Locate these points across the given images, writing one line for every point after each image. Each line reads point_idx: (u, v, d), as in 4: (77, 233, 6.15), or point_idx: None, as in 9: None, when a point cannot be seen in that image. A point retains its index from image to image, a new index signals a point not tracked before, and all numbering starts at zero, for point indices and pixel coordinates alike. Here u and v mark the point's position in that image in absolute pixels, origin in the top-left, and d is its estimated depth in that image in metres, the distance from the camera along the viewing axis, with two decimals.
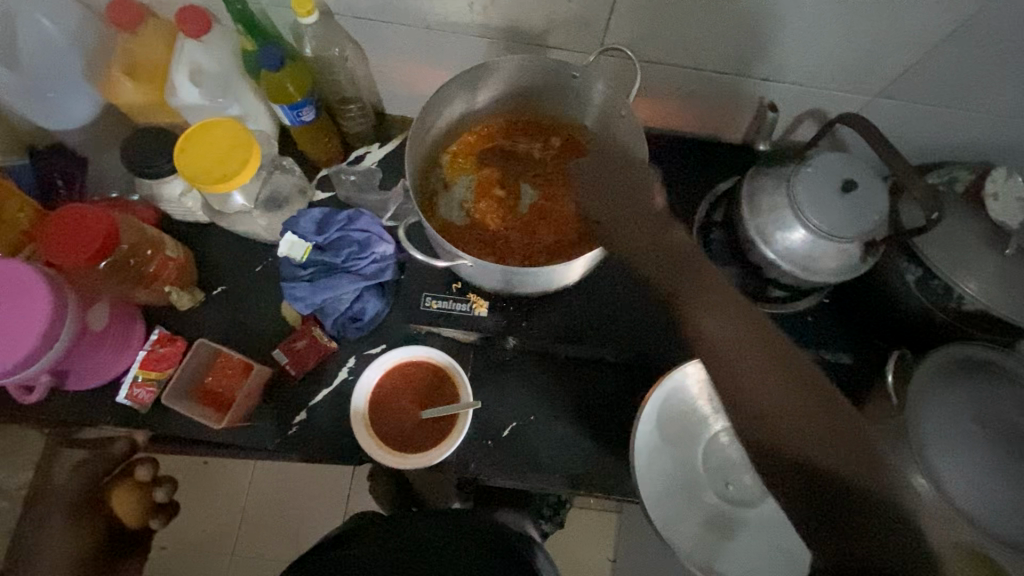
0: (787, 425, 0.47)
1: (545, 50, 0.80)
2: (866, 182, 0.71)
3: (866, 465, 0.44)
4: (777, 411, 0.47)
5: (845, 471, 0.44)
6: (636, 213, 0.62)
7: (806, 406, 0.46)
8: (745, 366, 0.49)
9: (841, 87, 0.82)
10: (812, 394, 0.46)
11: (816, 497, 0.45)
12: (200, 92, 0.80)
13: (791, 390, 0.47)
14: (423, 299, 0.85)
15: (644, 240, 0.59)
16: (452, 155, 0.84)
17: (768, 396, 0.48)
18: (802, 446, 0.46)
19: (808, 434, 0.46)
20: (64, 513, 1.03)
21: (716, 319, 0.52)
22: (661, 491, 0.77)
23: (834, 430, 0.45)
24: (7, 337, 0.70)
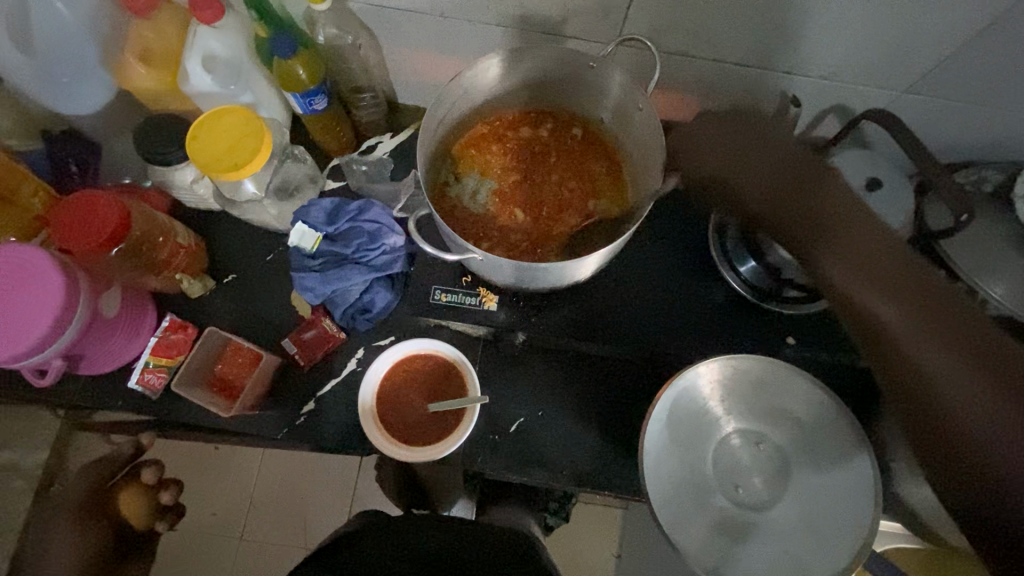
0: (936, 376, 0.48)
1: (562, 39, 0.78)
2: (891, 181, 0.69)
3: (1001, 399, 0.44)
4: (923, 362, 0.49)
5: (996, 417, 0.44)
6: (771, 162, 0.65)
7: (974, 353, 0.47)
8: (886, 306, 0.52)
9: (868, 81, 0.79)
10: (962, 336, 0.48)
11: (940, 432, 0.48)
12: (212, 79, 0.79)
13: (943, 331, 0.48)
14: (434, 292, 0.84)
15: (782, 192, 0.63)
16: (464, 147, 0.83)
17: (905, 334, 0.50)
18: (944, 389, 0.47)
19: (966, 381, 0.46)
20: (74, 517, 1.14)
21: (868, 269, 0.54)
22: (670, 492, 0.76)
23: (971, 367, 0.46)
24: (19, 323, 0.70)
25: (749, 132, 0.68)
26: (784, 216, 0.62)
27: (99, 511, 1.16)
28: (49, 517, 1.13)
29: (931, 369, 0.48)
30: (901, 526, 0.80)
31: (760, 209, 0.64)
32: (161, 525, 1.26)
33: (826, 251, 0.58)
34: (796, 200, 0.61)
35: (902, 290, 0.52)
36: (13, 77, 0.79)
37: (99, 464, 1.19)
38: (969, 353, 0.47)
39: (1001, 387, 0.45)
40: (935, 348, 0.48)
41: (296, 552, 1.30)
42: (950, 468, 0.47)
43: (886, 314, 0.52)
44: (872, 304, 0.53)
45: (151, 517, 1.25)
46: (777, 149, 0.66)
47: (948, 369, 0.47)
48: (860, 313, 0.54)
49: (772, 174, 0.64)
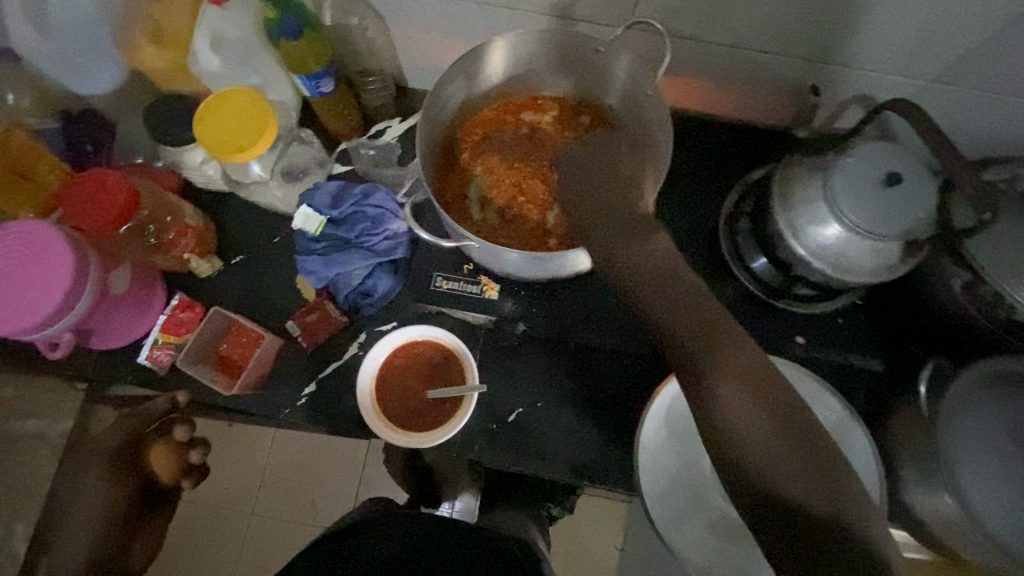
0: (741, 413, 0.37)
1: (570, 22, 0.76)
2: (912, 175, 0.65)
3: (757, 379, 0.38)
4: (729, 422, 0.37)
5: (761, 435, 0.36)
6: (655, 245, 0.47)
7: (756, 412, 0.37)
8: (668, 309, 0.42)
9: (892, 70, 0.75)
10: (699, 320, 0.40)
11: (733, 458, 0.37)
12: (221, 60, 0.80)
13: (683, 318, 0.41)
14: (434, 279, 0.84)
15: (657, 279, 0.44)
16: (469, 132, 0.82)
17: (655, 305, 0.43)
18: (715, 368, 0.38)
19: (777, 456, 0.36)
20: (102, 466, 1.14)
21: (654, 300, 0.43)
22: (667, 489, 0.74)
23: (699, 339, 0.39)
24: (29, 300, 0.72)
25: (617, 176, 0.59)
26: (625, 251, 0.47)
27: (131, 466, 1.15)
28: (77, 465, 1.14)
29: (731, 404, 0.37)
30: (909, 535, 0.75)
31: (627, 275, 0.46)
32: (185, 483, 1.24)
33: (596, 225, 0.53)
34: (652, 261, 0.45)
35: (677, 286, 0.43)
36: (31, 56, 0.80)
37: (135, 418, 1.13)
38: (777, 428, 0.36)
39: (752, 372, 0.38)
40: (669, 297, 0.43)
41: (302, 528, 1.34)
42: (729, 468, 0.37)
43: (662, 312, 0.42)
44: (646, 300, 0.43)
45: (177, 474, 1.23)
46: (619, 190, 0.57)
47: (744, 409, 0.37)
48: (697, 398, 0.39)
49: (614, 220, 0.53)
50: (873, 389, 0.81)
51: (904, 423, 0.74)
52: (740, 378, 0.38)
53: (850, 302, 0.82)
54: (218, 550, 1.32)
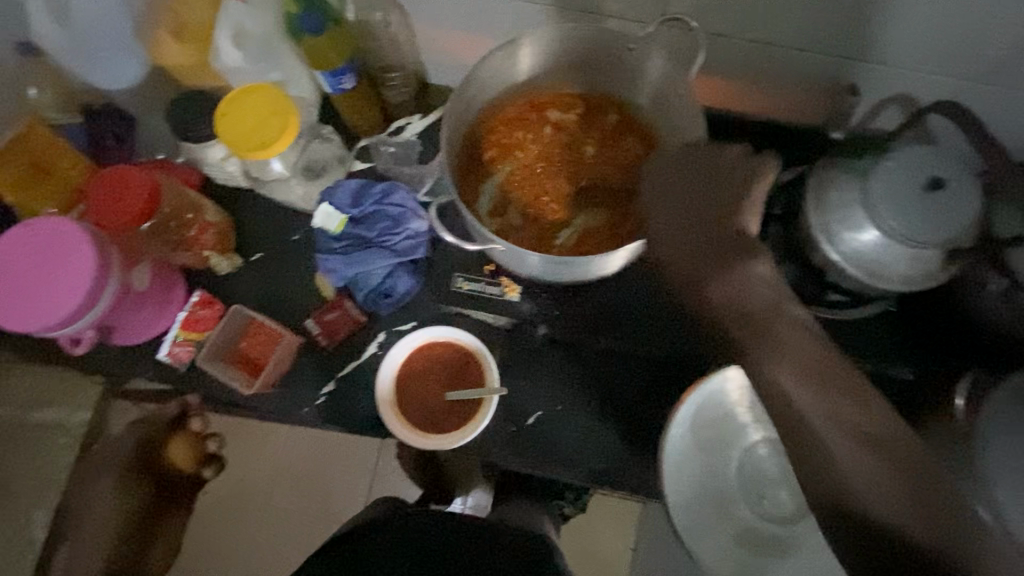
0: (847, 457, 0.49)
1: (598, 18, 0.74)
2: (955, 181, 0.62)
3: (888, 458, 0.49)
4: (833, 450, 0.50)
5: (882, 483, 0.48)
6: (752, 277, 0.58)
7: (889, 478, 0.49)
8: (797, 341, 0.55)
9: (935, 69, 0.72)
10: (831, 376, 0.53)
11: (848, 510, 0.49)
12: (242, 56, 0.78)
13: (819, 382, 0.52)
14: (455, 279, 0.85)
15: (749, 316, 0.57)
16: (493, 128, 0.79)
17: (794, 388, 0.53)
18: (836, 453, 0.50)
19: (882, 488, 0.48)
20: (114, 475, 1.16)
21: (774, 355, 0.54)
22: (690, 498, 0.73)
23: (851, 416, 0.51)
24: (52, 297, 0.72)
25: (723, 201, 0.61)
26: (708, 287, 0.59)
27: (143, 468, 1.18)
28: (91, 471, 1.16)
29: (836, 445, 0.50)
30: None
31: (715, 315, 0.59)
32: (207, 472, 1.30)
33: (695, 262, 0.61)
34: (738, 289, 0.58)
35: (802, 351, 0.54)
36: (54, 50, 0.80)
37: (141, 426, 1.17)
38: (895, 470, 0.49)
39: (862, 412, 0.51)
40: (801, 352, 0.54)
41: (317, 522, 1.34)
42: (837, 510, 0.49)
43: (780, 374, 0.54)
44: (779, 375, 0.53)
45: (194, 464, 1.26)
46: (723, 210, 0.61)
47: (860, 461, 0.49)
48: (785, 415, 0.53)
49: (705, 253, 0.60)
50: (905, 399, 0.78)
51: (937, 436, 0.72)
52: (886, 446, 0.50)
53: (882, 309, 0.79)
54: (234, 542, 1.34)
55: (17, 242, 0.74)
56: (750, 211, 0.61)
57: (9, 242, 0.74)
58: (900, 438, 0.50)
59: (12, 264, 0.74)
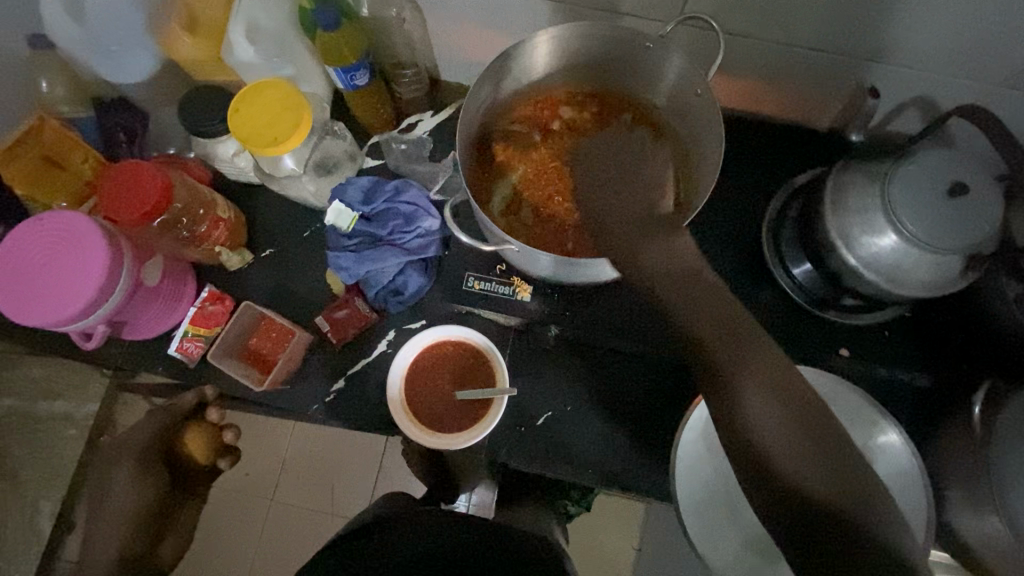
0: (763, 416, 0.38)
1: (616, 16, 0.73)
2: (977, 186, 0.61)
3: (798, 399, 0.39)
4: (748, 407, 0.39)
5: (789, 436, 0.37)
6: (678, 245, 0.51)
7: (778, 420, 0.38)
8: (697, 306, 0.44)
9: (958, 72, 0.70)
10: (726, 316, 0.43)
11: (755, 455, 0.38)
12: (256, 51, 0.78)
13: (721, 325, 0.42)
14: (466, 278, 0.85)
15: (676, 276, 0.47)
16: (506, 128, 0.79)
17: (695, 304, 0.44)
18: (745, 395, 0.39)
19: (784, 434, 0.37)
20: (135, 463, 1.03)
21: (707, 308, 0.43)
22: (703, 503, 0.72)
23: (756, 351, 0.41)
24: (65, 291, 0.72)
25: (637, 170, 0.63)
26: (641, 249, 0.51)
27: (162, 458, 1.07)
28: (116, 456, 1.05)
29: (750, 401, 0.39)
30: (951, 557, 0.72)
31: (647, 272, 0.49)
32: (224, 463, 1.19)
33: (602, 203, 0.59)
34: (672, 250, 0.49)
35: (699, 284, 0.45)
36: (66, 44, 0.80)
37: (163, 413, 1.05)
38: (804, 430, 0.37)
39: (768, 354, 0.41)
40: (706, 293, 0.45)
41: (322, 517, 1.34)
42: (751, 466, 0.38)
43: (696, 328, 0.43)
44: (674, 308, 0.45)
45: (213, 455, 1.18)
46: (639, 177, 0.62)
47: (753, 392, 0.39)
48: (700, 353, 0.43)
49: (629, 219, 0.55)
50: (918, 405, 0.78)
51: (952, 442, 0.71)
52: (788, 391, 0.39)
53: (899, 314, 0.78)
54: (240, 535, 1.34)
55: (29, 234, 0.74)
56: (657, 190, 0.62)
57: (22, 234, 0.74)
58: (806, 392, 0.39)
59: (24, 256, 0.73)
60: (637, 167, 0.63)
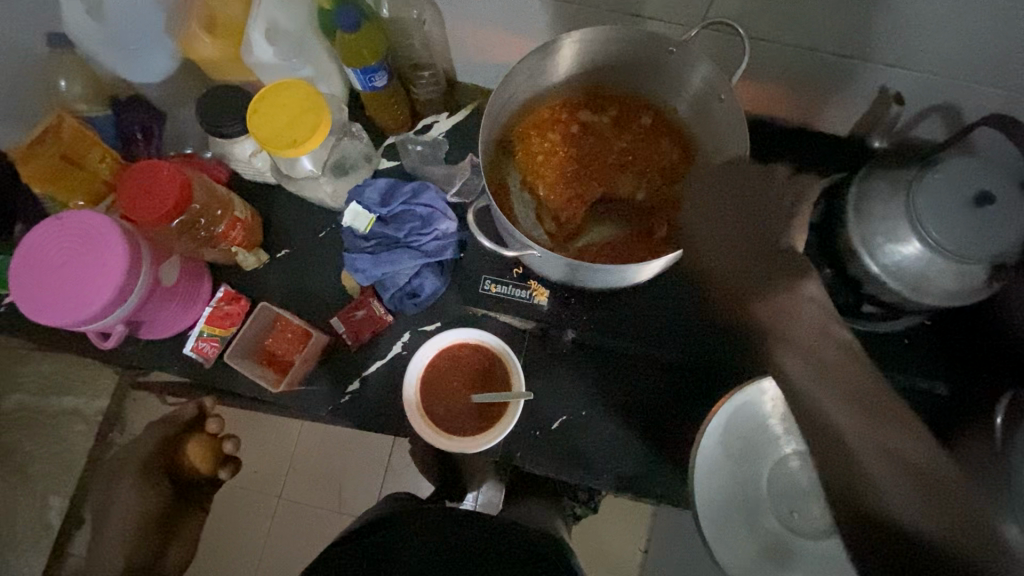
0: (890, 483, 0.47)
1: (638, 20, 0.72)
2: (1008, 195, 0.59)
3: (914, 460, 0.48)
4: (870, 462, 0.48)
5: (910, 493, 0.46)
6: (803, 295, 0.56)
7: (914, 486, 0.46)
8: (801, 364, 0.53)
9: (984, 80, 0.70)
10: (858, 383, 0.51)
11: (863, 508, 0.47)
12: (275, 51, 0.77)
13: (833, 379, 0.52)
14: (483, 281, 0.83)
15: (774, 326, 0.55)
16: (524, 131, 0.79)
17: (820, 375, 0.52)
18: (863, 453, 0.48)
19: (901, 489, 0.46)
20: (137, 473, 1.09)
21: (783, 348, 0.54)
22: (720, 509, 0.72)
23: (864, 412, 0.50)
24: (83, 291, 0.72)
25: (760, 208, 0.62)
26: (758, 302, 0.57)
27: (164, 467, 1.10)
28: (121, 469, 1.12)
29: (857, 444, 0.49)
30: None
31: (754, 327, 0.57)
32: (224, 473, 1.16)
33: (708, 249, 0.63)
34: (787, 306, 0.56)
35: (807, 336, 0.54)
36: (86, 42, 0.80)
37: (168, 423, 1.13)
38: (908, 469, 0.47)
39: (900, 415, 0.50)
40: (810, 367, 0.53)
41: (329, 516, 1.35)
42: (855, 517, 0.47)
43: (788, 364, 0.53)
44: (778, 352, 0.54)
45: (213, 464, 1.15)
46: (764, 215, 0.61)
47: (879, 450, 0.48)
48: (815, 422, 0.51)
49: (756, 263, 0.59)
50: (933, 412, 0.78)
51: (971, 452, 0.71)
52: (909, 457, 0.48)
53: (917, 322, 0.78)
54: (248, 532, 1.35)
55: (48, 235, 0.74)
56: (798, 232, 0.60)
57: (38, 238, 0.74)
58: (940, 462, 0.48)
59: (45, 257, 0.73)
60: (765, 213, 0.61)
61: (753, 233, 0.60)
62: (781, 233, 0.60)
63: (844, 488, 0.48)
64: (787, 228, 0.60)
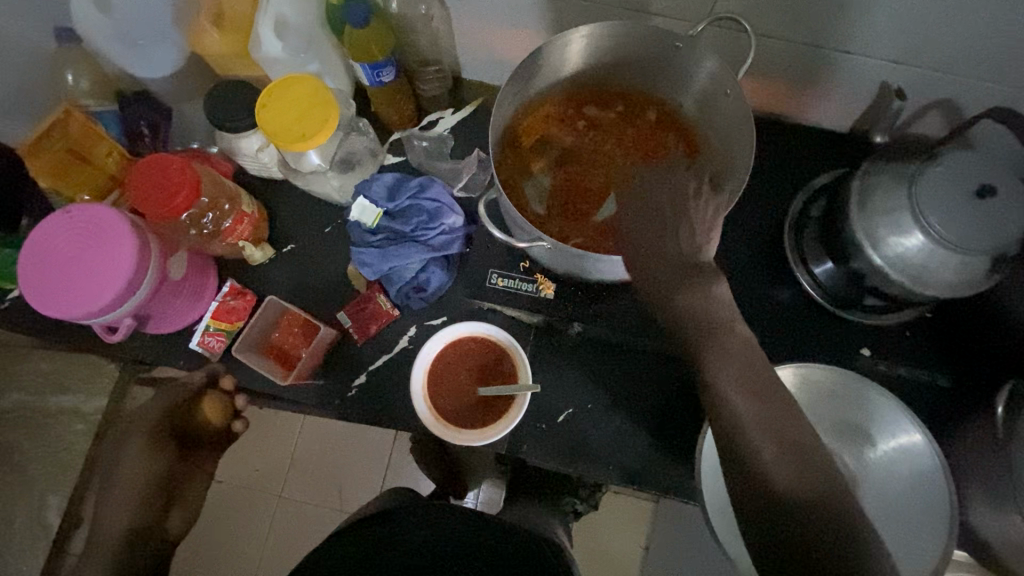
0: (769, 460, 0.45)
1: (645, 16, 0.73)
2: (1005, 187, 0.62)
3: (787, 436, 0.46)
4: (752, 438, 0.46)
5: (786, 472, 0.45)
6: (712, 293, 0.54)
7: (789, 462, 0.45)
8: (720, 345, 0.50)
9: (985, 75, 0.71)
10: (755, 376, 0.49)
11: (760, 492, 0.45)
12: (284, 47, 0.78)
13: (737, 369, 0.49)
14: (490, 276, 0.83)
15: (698, 320, 0.52)
16: (533, 125, 0.80)
17: (717, 361, 0.50)
18: (745, 433, 0.47)
19: (784, 471, 0.45)
20: (145, 438, 0.95)
21: (707, 354, 0.50)
22: (726, 500, 0.73)
23: (761, 399, 0.48)
24: (92, 284, 0.72)
25: (677, 211, 0.60)
26: (674, 300, 0.54)
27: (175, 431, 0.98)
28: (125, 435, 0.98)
29: (741, 416, 0.47)
30: (969, 555, 0.73)
31: (676, 321, 0.54)
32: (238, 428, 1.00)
33: (632, 240, 0.62)
34: (702, 309, 0.52)
35: (728, 342, 0.50)
36: (96, 38, 0.80)
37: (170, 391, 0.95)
38: (789, 450, 0.46)
39: (779, 399, 0.48)
40: (728, 360, 0.49)
41: (330, 514, 1.35)
42: (753, 505, 0.45)
43: (712, 370, 0.49)
44: (699, 344, 0.51)
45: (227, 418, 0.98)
46: (669, 206, 0.61)
47: (761, 422, 0.47)
48: (715, 399, 0.49)
49: (670, 268, 0.56)
50: (937, 404, 0.79)
51: (974, 442, 0.71)
52: (786, 439, 0.46)
53: (918, 315, 0.79)
54: (248, 530, 1.34)
55: (59, 228, 0.74)
56: (705, 236, 0.58)
57: (48, 228, 0.74)
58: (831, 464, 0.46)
59: (56, 249, 0.73)
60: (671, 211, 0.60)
61: (670, 216, 0.60)
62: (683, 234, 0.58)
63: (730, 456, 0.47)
64: (684, 228, 0.58)
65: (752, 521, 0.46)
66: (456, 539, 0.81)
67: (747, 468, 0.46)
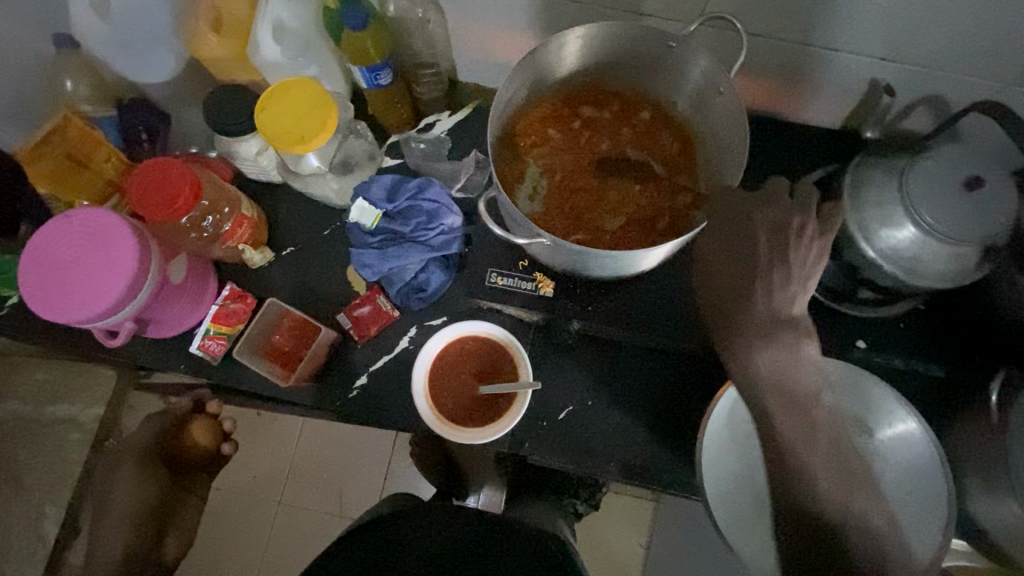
0: (814, 488, 0.57)
1: (638, 17, 0.75)
2: (993, 178, 0.63)
3: (836, 472, 0.58)
4: (812, 473, 0.57)
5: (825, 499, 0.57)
6: (794, 349, 0.59)
7: (825, 487, 0.57)
8: (785, 393, 0.58)
9: (972, 70, 0.72)
10: (810, 422, 0.58)
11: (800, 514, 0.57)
12: (282, 50, 0.79)
13: (801, 418, 0.58)
14: (489, 274, 0.85)
15: (779, 372, 0.58)
16: (528, 126, 0.80)
17: (783, 407, 0.58)
18: (802, 466, 0.57)
19: (825, 496, 0.57)
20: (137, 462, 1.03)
21: (775, 402, 0.58)
22: (727, 493, 0.74)
23: (812, 439, 0.58)
24: (94, 289, 0.72)
25: (773, 250, 0.59)
26: (753, 346, 0.59)
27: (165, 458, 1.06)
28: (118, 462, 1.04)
29: (800, 455, 0.57)
30: (968, 544, 0.74)
31: (749, 366, 0.59)
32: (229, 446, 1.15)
33: (708, 277, 0.63)
34: (786, 364, 0.58)
35: (796, 392, 0.58)
36: (95, 44, 0.81)
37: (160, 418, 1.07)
38: (834, 484, 0.57)
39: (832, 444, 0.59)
40: (796, 413, 0.58)
41: (330, 520, 1.34)
42: (793, 518, 0.57)
43: (778, 413, 0.58)
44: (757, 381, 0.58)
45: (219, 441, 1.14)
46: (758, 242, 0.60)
47: (815, 463, 0.57)
48: (780, 442, 0.58)
49: (757, 325, 0.59)
50: (933, 394, 0.80)
51: (971, 431, 0.72)
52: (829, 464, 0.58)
53: (911, 308, 0.80)
54: (248, 539, 1.34)
55: (58, 233, 0.74)
56: (803, 293, 0.59)
57: (48, 234, 0.74)
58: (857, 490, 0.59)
59: (55, 254, 0.74)
60: (772, 252, 0.59)
61: (766, 258, 0.59)
62: (776, 278, 0.59)
63: (783, 480, 0.58)
64: (779, 273, 0.59)
65: (790, 535, 0.58)
66: (459, 541, 0.81)
67: (794, 490, 0.57)
